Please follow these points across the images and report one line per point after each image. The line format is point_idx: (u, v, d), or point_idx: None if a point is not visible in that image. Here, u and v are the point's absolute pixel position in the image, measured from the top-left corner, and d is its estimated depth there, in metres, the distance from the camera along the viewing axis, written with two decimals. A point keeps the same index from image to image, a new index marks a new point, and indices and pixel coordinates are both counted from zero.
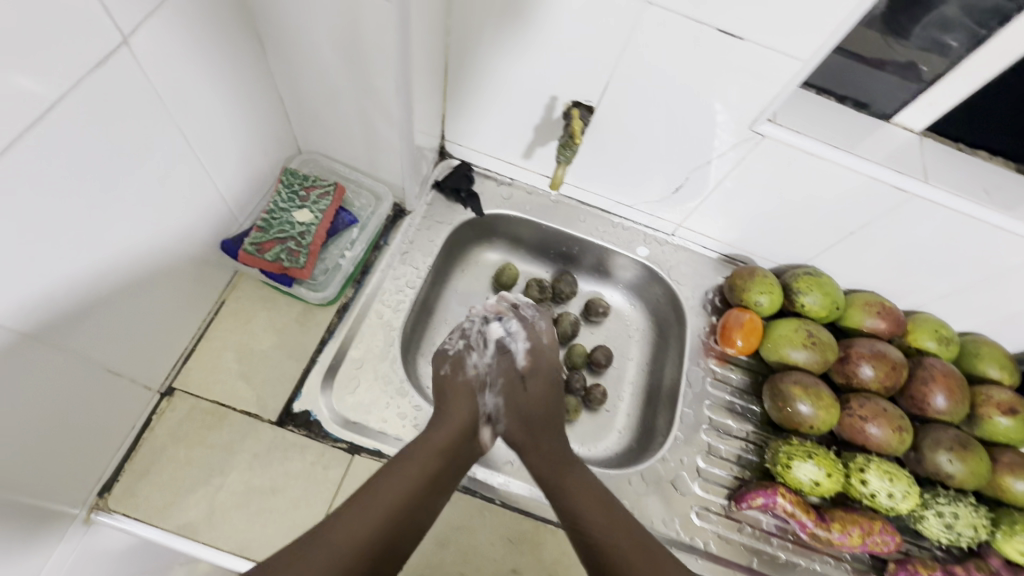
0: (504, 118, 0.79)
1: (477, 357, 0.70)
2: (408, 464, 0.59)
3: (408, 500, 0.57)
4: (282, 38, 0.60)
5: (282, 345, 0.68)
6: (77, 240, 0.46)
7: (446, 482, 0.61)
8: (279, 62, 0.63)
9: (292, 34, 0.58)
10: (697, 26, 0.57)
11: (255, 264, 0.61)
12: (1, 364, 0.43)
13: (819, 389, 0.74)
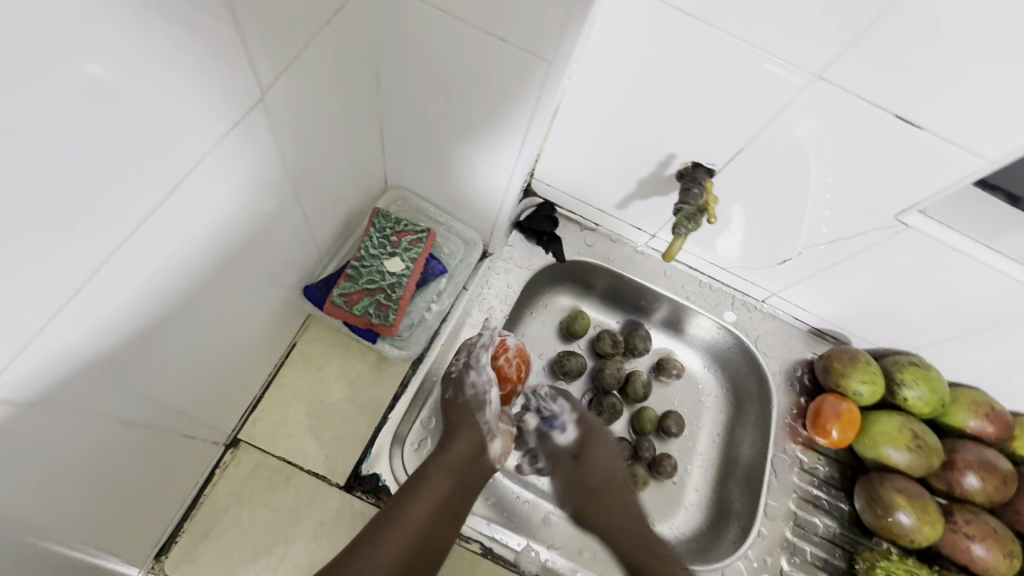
0: (606, 167, 0.73)
1: (476, 376, 0.65)
2: (422, 491, 0.57)
3: (424, 525, 0.56)
4: (400, 75, 0.54)
5: (354, 399, 0.63)
6: (174, 298, 0.41)
7: (461, 504, 0.60)
8: (389, 97, 0.58)
9: (414, 73, 0.53)
10: (869, 108, 0.51)
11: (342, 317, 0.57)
12: (82, 446, 0.38)
13: (926, 501, 0.68)
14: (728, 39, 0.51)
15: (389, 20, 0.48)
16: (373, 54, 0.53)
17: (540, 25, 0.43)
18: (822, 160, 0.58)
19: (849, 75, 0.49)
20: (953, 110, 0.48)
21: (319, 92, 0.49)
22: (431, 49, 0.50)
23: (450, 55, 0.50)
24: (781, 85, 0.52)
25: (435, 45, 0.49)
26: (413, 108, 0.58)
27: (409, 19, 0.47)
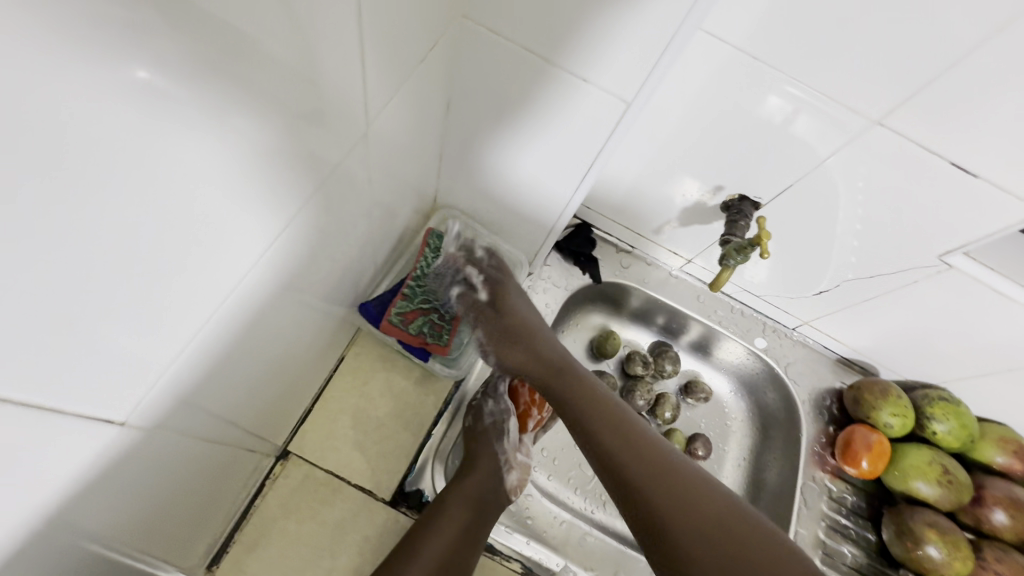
0: (649, 193, 0.74)
1: (494, 406, 0.71)
2: (449, 512, 0.59)
3: (450, 547, 0.57)
4: (472, 100, 0.57)
5: (400, 414, 0.65)
6: (269, 323, 0.42)
7: (481, 530, 0.61)
8: (455, 121, 0.60)
9: (488, 100, 0.56)
10: (928, 156, 0.52)
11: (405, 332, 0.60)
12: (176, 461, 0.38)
13: (957, 537, 0.68)
14: (790, 83, 0.53)
15: (475, 50, 0.51)
16: (449, 79, 0.55)
17: (625, 64, 0.46)
18: (851, 189, 0.59)
19: (909, 123, 0.51)
20: (1012, 161, 0.49)
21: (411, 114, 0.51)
22: (511, 79, 0.53)
23: (527, 88, 0.52)
24: (839, 129, 0.54)
25: (515, 76, 0.52)
26: (478, 131, 0.60)
27: (494, 52, 0.50)
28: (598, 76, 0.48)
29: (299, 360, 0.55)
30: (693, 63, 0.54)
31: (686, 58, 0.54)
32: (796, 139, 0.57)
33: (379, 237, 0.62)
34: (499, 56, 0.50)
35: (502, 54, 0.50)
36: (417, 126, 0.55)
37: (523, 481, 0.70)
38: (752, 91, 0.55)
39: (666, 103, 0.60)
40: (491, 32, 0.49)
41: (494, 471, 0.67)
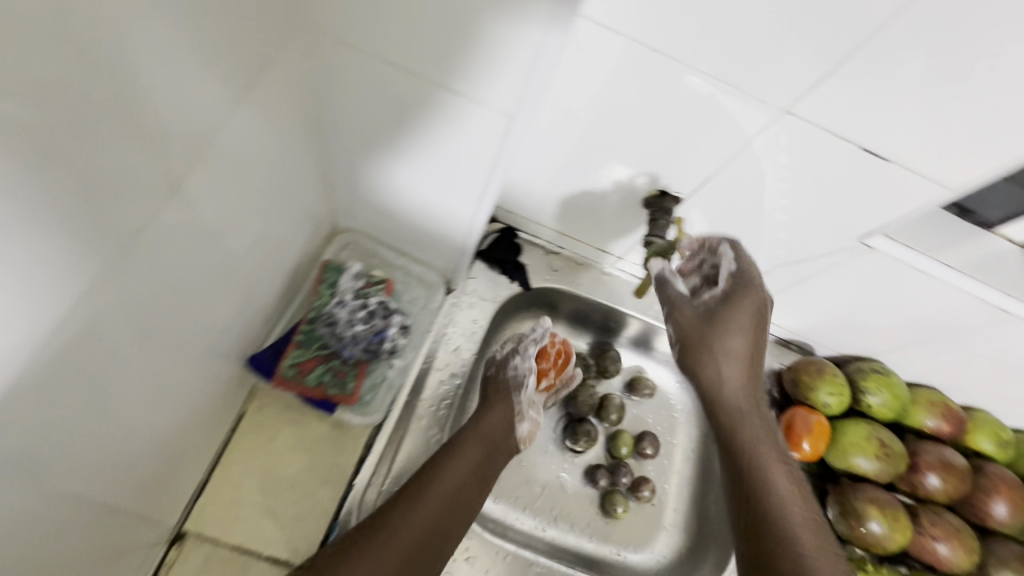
0: (568, 194, 0.70)
1: (518, 359, 0.70)
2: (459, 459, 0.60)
3: (454, 495, 0.57)
4: (362, 100, 0.52)
5: (315, 469, 0.58)
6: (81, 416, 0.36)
7: (485, 479, 0.62)
8: (350, 123, 0.55)
9: (381, 101, 0.51)
10: (839, 142, 0.50)
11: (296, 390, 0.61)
12: None
13: (896, 509, 0.70)
14: (695, 74, 0.49)
15: (356, 42, 0.46)
16: (335, 71, 0.50)
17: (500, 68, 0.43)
18: (775, 167, 0.55)
19: (817, 111, 0.48)
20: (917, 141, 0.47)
21: (242, 114, 0.44)
22: (398, 75, 0.48)
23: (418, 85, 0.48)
24: (748, 117, 0.51)
25: (403, 71, 0.47)
26: (374, 133, 0.55)
27: (379, 43, 0.45)
28: (485, 71, 0.44)
29: (172, 429, 0.48)
30: (594, 55, 0.50)
31: (585, 51, 0.50)
32: (708, 131, 0.54)
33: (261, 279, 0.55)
34: (384, 48, 0.46)
35: (387, 44, 0.45)
36: (262, 122, 0.47)
37: (534, 434, 0.69)
38: (656, 83, 0.51)
39: (570, 98, 0.55)
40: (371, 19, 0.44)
41: (504, 421, 0.66)
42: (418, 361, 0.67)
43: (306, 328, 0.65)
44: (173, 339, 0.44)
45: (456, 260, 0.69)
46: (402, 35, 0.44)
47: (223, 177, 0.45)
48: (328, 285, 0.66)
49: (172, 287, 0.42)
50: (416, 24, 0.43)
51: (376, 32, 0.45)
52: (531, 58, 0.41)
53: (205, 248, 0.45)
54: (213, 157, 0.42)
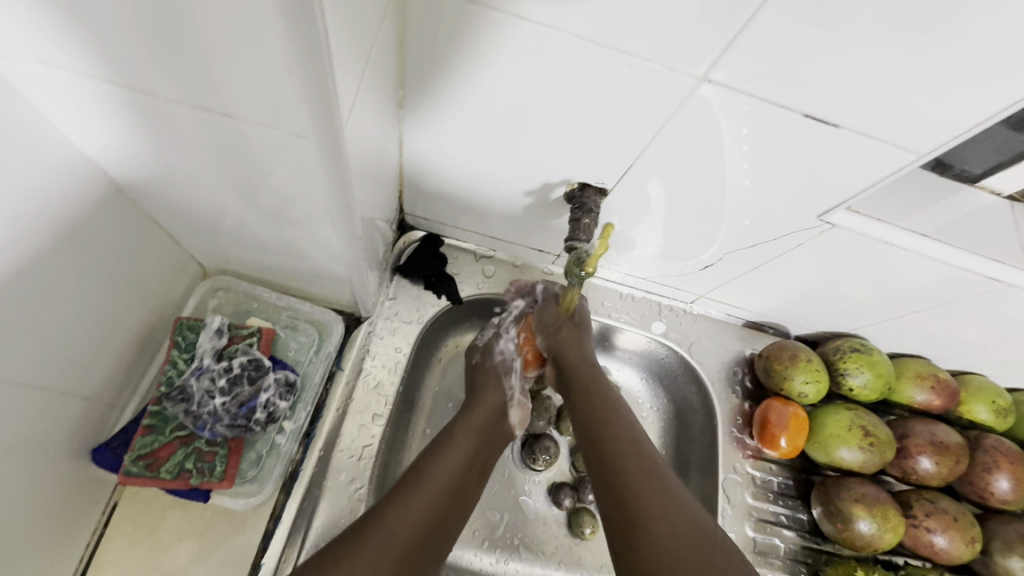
0: (484, 189, 0.60)
1: (503, 341, 0.64)
2: (456, 442, 0.54)
3: (451, 487, 0.51)
4: (151, 178, 0.40)
5: (208, 555, 0.49)
6: None
7: (484, 468, 0.56)
8: (153, 202, 0.44)
9: (174, 176, 0.40)
10: (775, 109, 0.43)
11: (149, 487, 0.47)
12: None
13: (885, 506, 0.63)
14: (585, 46, 0.41)
15: (93, 119, 0.34)
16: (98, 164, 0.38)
17: (276, 79, 0.28)
18: (735, 139, 0.46)
19: (736, 74, 0.40)
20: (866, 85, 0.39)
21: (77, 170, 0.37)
22: (173, 149, 0.37)
23: (203, 155, 0.37)
24: (665, 94, 0.44)
25: (178, 146, 0.36)
26: (186, 204, 0.44)
27: (129, 120, 0.34)
28: (269, 138, 0.33)
29: (39, 535, 0.42)
30: (450, 34, 0.43)
31: (443, 32, 0.42)
32: (625, 110, 0.46)
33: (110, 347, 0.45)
34: (140, 124, 0.35)
35: (139, 118, 0.34)
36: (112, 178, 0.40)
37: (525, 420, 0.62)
38: (550, 64, 0.43)
39: (441, 88, 0.48)
40: (102, 96, 0.32)
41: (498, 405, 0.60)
42: (330, 408, 0.57)
43: (157, 406, 0.49)
44: (14, 440, 0.37)
45: (358, 295, 0.56)
46: (151, 110, 0.33)
47: (64, 242, 0.38)
48: (182, 347, 0.51)
49: (12, 376, 0.36)
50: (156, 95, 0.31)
51: (116, 108, 0.33)
52: (317, 125, 0.31)
53: (46, 323, 0.38)
54: (40, 223, 0.35)
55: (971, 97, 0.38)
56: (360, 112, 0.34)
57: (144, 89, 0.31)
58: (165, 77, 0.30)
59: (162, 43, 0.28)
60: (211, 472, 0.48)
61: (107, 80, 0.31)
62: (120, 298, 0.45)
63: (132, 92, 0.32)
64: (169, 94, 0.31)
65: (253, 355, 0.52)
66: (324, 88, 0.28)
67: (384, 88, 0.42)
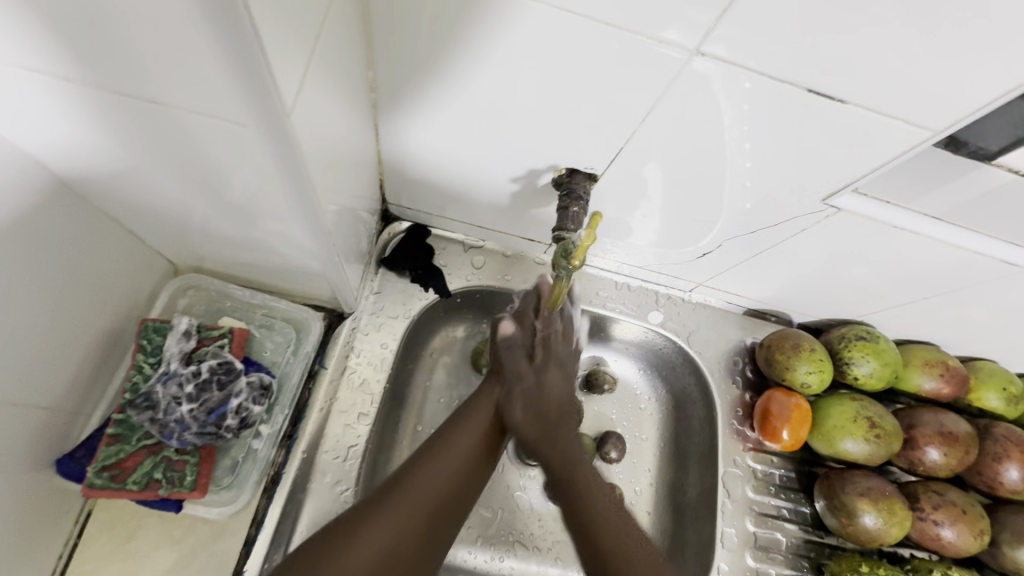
0: (469, 177, 0.57)
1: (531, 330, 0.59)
2: (449, 451, 0.48)
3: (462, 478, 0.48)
4: (100, 174, 0.38)
5: (187, 565, 0.47)
6: None
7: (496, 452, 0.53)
8: (106, 199, 0.41)
9: (123, 171, 0.37)
10: (775, 85, 0.39)
11: (118, 497, 0.45)
12: None
13: (891, 499, 0.61)
14: (568, 18, 0.37)
15: (22, 112, 0.31)
16: (36, 160, 0.35)
17: (203, 62, 0.25)
18: (736, 117, 0.43)
19: (732, 46, 0.37)
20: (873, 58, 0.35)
21: (15, 167, 0.34)
22: (115, 141, 0.34)
23: (148, 147, 0.34)
24: (655, 70, 0.40)
25: (120, 138, 0.33)
26: (142, 200, 0.41)
27: (62, 112, 0.31)
28: (215, 129, 0.30)
29: (2, 551, 0.40)
30: (417, 11, 0.39)
31: (412, 8, 0.39)
32: (613, 90, 0.43)
33: (68, 353, 0.43)
34: (73, 117, 0.31)
35: (71, 110, 0.31)
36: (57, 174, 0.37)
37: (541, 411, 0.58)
38: (526, 42, 0.40)
39: (413, 69, 0.45)
40: (25, 85, 0.29)
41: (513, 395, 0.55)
42: (313, 409, 0.55)
43: (121, 414, 0.47)
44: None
45: (336, 290, 0.54)
46: (82, 99, 0.30)
47: (5, 245, 0.35)
48: (148, 351, 0.49)
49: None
50: (84, 82, 0.28)
51: (43, 99, 0.30)
52: (261, 114, 0.28)
53: None
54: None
55: (988, 69, 0.35)
56: (313, 99, 0.31)
57: (70, 77, 0.28)
58: (90, 63, 0.27)
59: (77, 26, 0.24)
60: (181, 482, 0.46)
61: (25, 68, 0.28)
62: (78, 301, 0.43)
63: (56, 80, 0.28)
64: (98, 82, 0.28)
65: (223, 358, 0.49)
66: (260, 73, 0.25)
67: (347, 70, 0.38)
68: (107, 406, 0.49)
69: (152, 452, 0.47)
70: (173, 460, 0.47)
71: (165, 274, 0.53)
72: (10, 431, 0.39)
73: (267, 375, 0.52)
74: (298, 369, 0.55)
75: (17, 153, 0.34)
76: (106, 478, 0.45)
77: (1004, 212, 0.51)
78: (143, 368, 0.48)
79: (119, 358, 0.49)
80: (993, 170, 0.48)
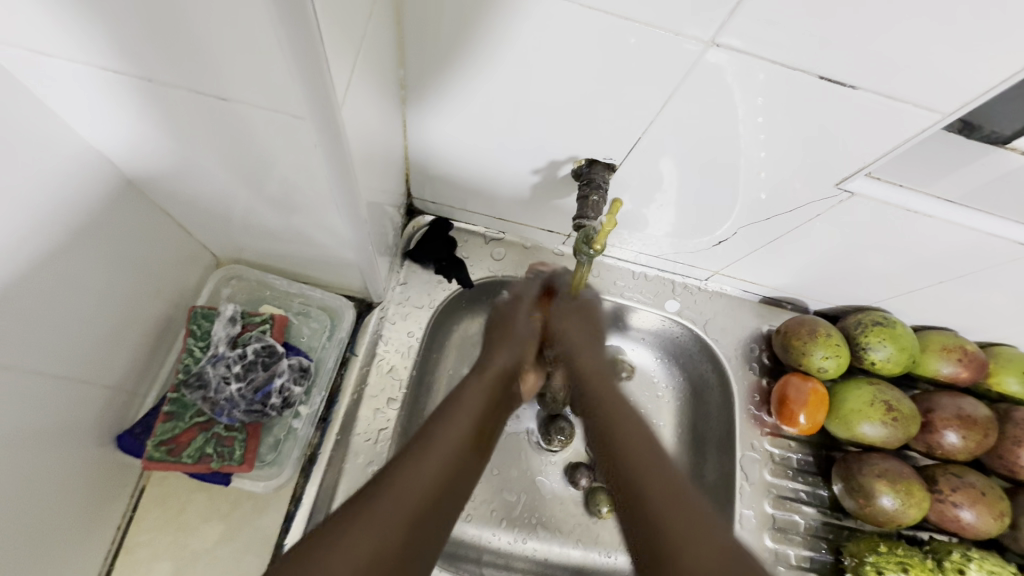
0: (492, 170, 0.59)
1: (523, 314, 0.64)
2: (459, 408, 0.54)
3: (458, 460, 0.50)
4: (155, 168, 0.41)
5: (233, 535, 0.51)
6: None
7: (483, 450, 0.54)
8: (161, 193, 0.44)
9: (177, 166, 0.40)
10: (789, 73, 0.41)
11: (172, 470, 0.49)
12: None
13: (909, 481, 0.62)
14: (591, 14, 0.39)
15: (92, 110, 0.34)
16: (100, 154, 0.39)
17: (262, 60, 0.28)
18: (751, 110, 0.45)
19: (748, 36, 0.38)
20: (885, 43, 0.37)
21: (82, 162, 0.38)
22: (172, 137, 0.37)
23: (204, 142, 0.37)
24: (671, 62, 0.42)
25: (179, 135, 0.36)
26: (191, 194, 0.44)
27: (127, 109, 0.34)
28: (267, 121, 0.33)
29: (68, 518, 0.43)
30: (445, 10, 0.41)
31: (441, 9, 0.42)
32: (633, 82, 0.45)
33: (126, 337, 0.47)
34: (141, 115, 0.35)
35: (136, 107, 0.34)
36: (119, 169, 0.41)
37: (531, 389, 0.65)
38: (548, 37, 0.42)
39: (440, 66, 0.47)
40: (99, 85, 0.32)
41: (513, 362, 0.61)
42: (346, 393, 0.57)
43: (175, 393, 0.50)
44: (36, 431, 0.39)
45: (368, 280, 0.56)
46: (148, 97, 0.33)
47: (72, 233, 0.38)
48: (197, 335, 0.52)
49: (28, 366, 0.37)
50: (151, 81, 0.31)
51: (114, 98, 0.33)
52: (310, 107, 0.30)
53: (62, 314, 0.39)
54: (48, 217, 0.36)
55: (1000, 53, 0.36)
56: (356, 94, 0.34)
57: (137, 75, 0.31)
58: (159, 62, 0.30)
59: (153, 30, 0.27)
60: (230, 456, 0.50)
61: (101, 68, 0.31)
62: (135, 289, 0.46)
63: (126, 79, 0.31)
64: (167, 81, 0.31)
65: (266, 342, 0.52)
66: (316, 71, 0.28)
67: (382, 66, 0.41)
68: (162, 387, 0.52)
69: (203, 428, 0.50)
70: (223, 435, 0.50)
71: (208, 266, 0.56)
72: (75, 408, 0.42)
73: (306, 359, 0.55)
74: (333, 354, 0.58)
75: (83, 148, 0.37)
76: (162, 451, 0.48)
77: (1018, 194, 0.51)
78: (195, 349, 0.52)
79: (172, 341, 0.53)
80: (1008, 154, 0.49)
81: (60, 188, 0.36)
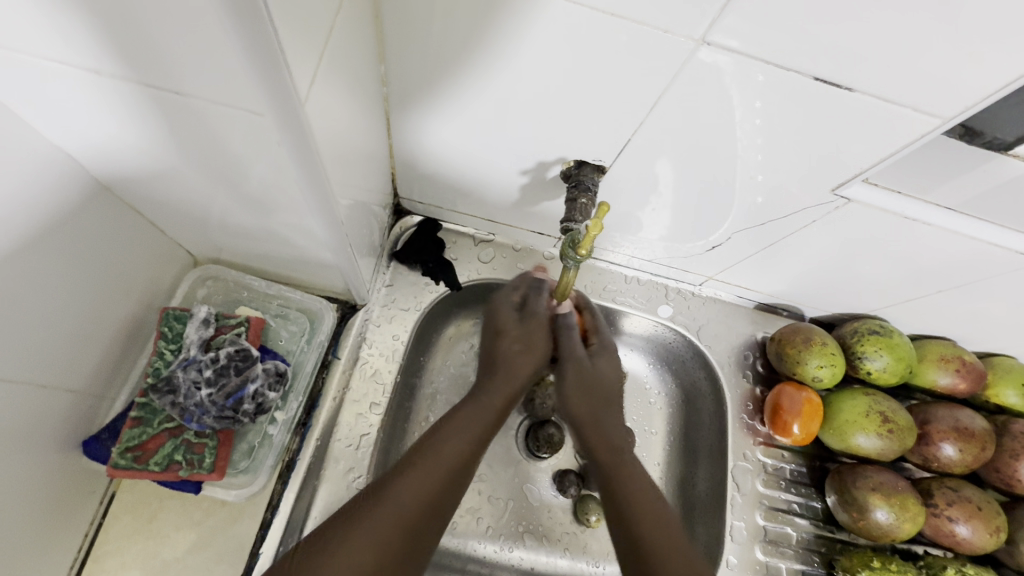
0: (480, 170, 0.58)
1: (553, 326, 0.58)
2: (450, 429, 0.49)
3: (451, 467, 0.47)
4: (120, 166, 0.39)
5: (206, 544, 0.49)
6: None
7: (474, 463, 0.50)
8: (130, 192, 0.43)
9: (144, 164, 0.38)
10: (780, 73, 0.39)
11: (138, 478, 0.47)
12: None
13: (904, 495, 0.60)
14: (578, 11, 0.38)
15: (51, 106, 0.33)
16: (64, 151, 0.37)
17: (218, 52, 0.26)
18: (748, 111, 0.43)
19: (740, 35, 0.37)
20: (876, 46, 0.36)
21: (45, 161, 0.36)
22: (137, 134, 0.35)
23: (170, 139, 0.35)
24: (661, 62, 0.40)
25: (143, 132, 0.35)
26: (159, 192, 0.42)
27: (88, 105, 0.33)
28: (230, 119, 0.31)
29: (32, 527, 0.42)
30: (428, 4, 0.40)
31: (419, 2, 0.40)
32: (624, 81, 0.43)
33: (92, 341, 0.45)
34: (99, 111, 0.33)
35: (96, 102, 0.32)
36: (83, 166, 0.39)
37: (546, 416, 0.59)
38: (532, 34, 0.40)
39: (424, 62, 0.45)
40: (50, 78, 0.30)
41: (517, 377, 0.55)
42: (326, 397, 0.56)
43: (144, 398, 0.49)
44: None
45: (349, 282, 0.55)
46: (107, 92, 0.31)
47: (29, 236, 0.37)
48: (168, 338, 0.51)
49: None
50: (108, 73, 0.30)
51: (71, 93, 0.32)
52: (274, 103, 0.29)
53: (18, 315, 0.37)
54: (7, 218, 0.34)
55: (1001, 59, 0.35)
56: (323, 90, 0.32)
57: (92, 67, 0.29)
58: (117, 56, 0.28)
59: (103, 19, 0.26)
60: (201, 463, 0.48)
61: (53, 60, 0.29)
62: (105, 291, 0.45)
63: (79, 72, 0.30)
64: (123, 75, 0.30)
65: (240, 345, 0.51)
66: (276, 61, 0.26)
67: (357, 64, 0.39)
68: (134, 391, 0.51)
69: (173, 433, 0.49)
70: (195, 440, 0.49)
71: (185, 265, 0.55)
72: (35, 414, 0.41)
73: (283, 362, 0.54)
74: (313, 357, 0.56)
75: (46, 146, 0.36)
76: (132, 457, 0.47)
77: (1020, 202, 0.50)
78: (167, 352, 0.50)
79: (145, 344, 0.52)
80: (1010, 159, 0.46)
81: (21, 187, 0.35)
